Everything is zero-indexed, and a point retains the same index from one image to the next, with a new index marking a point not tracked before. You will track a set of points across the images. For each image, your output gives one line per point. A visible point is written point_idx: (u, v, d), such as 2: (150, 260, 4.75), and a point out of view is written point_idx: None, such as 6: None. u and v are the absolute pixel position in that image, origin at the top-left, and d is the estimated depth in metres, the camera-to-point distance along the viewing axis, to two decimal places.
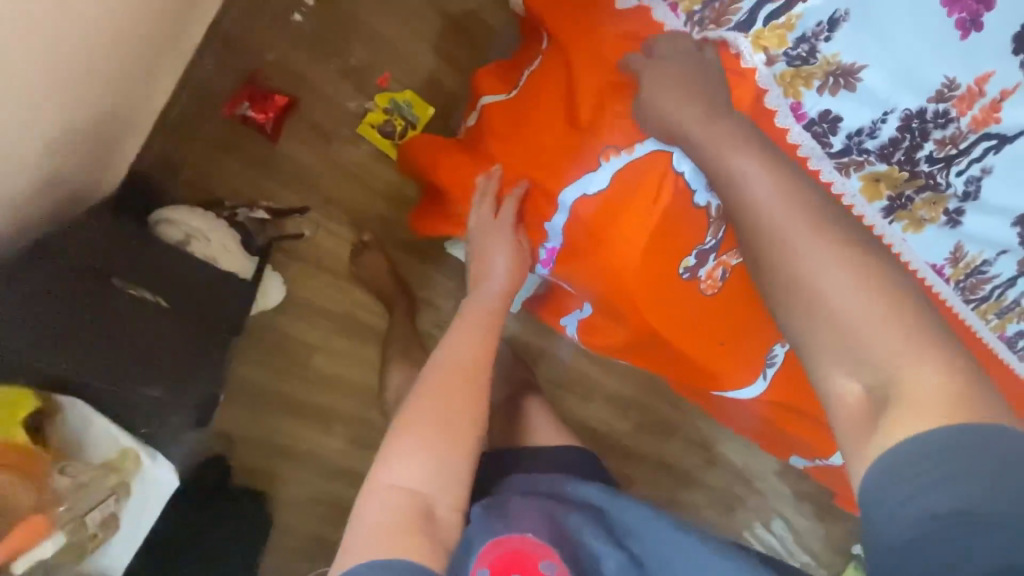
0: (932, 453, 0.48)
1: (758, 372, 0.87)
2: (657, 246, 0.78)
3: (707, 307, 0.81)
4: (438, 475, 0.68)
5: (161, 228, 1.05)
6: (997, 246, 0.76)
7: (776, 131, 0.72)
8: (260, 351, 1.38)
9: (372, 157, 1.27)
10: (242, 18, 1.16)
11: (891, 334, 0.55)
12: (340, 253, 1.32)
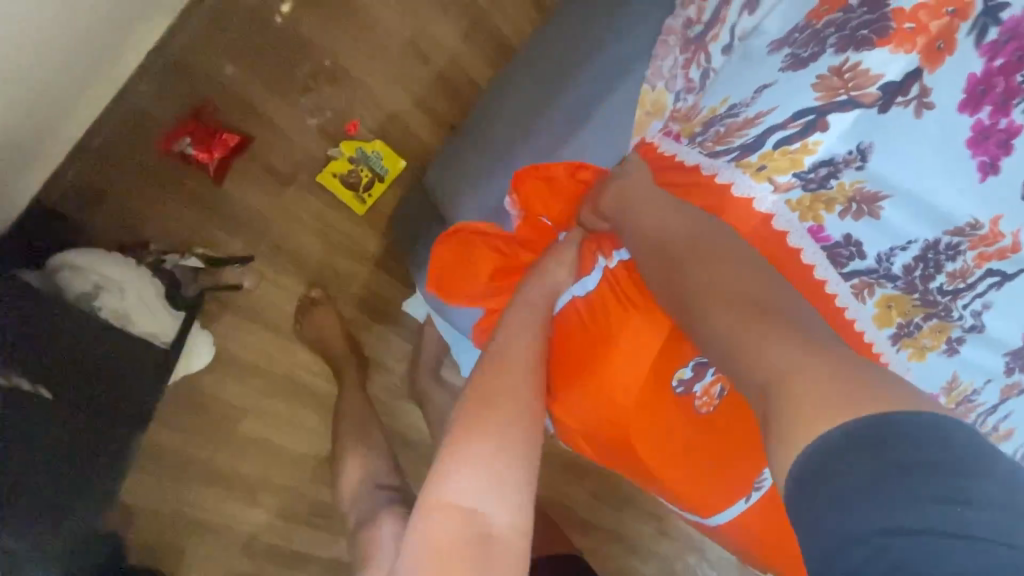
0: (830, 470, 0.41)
1: (744, 495, 0.71)
2: (663, 348, 0.66)
3: (700, 430, 0.68)
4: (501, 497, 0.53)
5: (65, 275, 0.88)
6: (984, 374, 0.70)
7: (818, 286, 0.62)
8: (177, 412, 1.19)
9: (331, 207, 1.14)
10: (192, 43, 1.01)
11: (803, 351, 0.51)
12: (283, 306, 1.17)
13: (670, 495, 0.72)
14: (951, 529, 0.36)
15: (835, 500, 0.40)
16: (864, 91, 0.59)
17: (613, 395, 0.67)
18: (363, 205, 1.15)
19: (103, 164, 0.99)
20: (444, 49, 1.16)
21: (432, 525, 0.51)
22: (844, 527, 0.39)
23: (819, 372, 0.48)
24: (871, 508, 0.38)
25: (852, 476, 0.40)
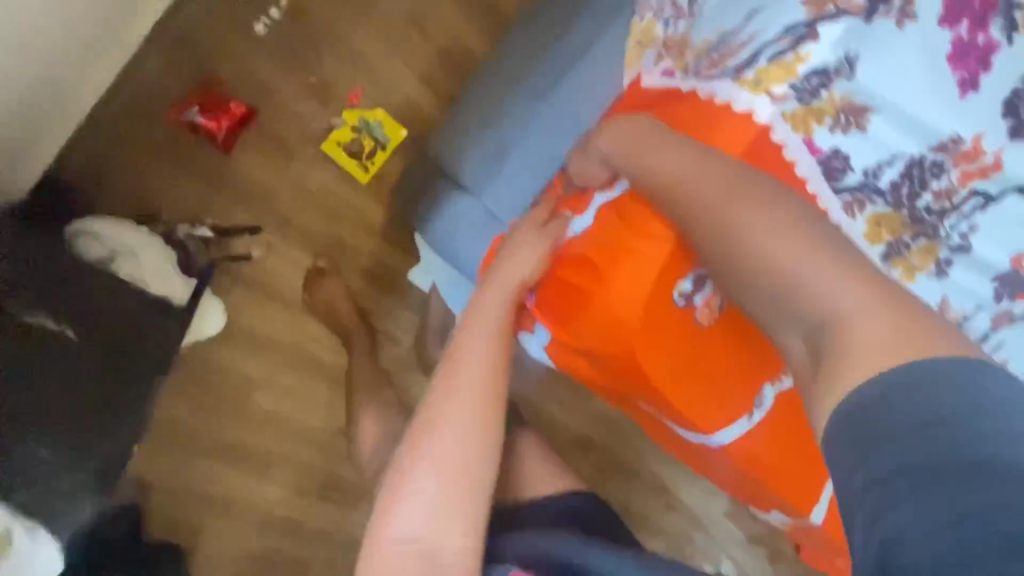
0: (872, 418, 0.45)
1: (744, 413, 0.74)
2: (665, 261, 0.68)
3: (696, 340, 0.70)
4: (445, 526, 0.58)
5: (81, 242, 0.92)
6: (975, 303, 0.66)
7: (807, 197, 0.66)
8: (191, 385, 1.22)
9: (335, 176, 1.16)
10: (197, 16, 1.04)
11: (843, 286, 0.54)
12: (292, 278, 1.19)
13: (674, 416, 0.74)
14: (952, 488, 0.39)
15: (865, 437, 0.44)
16: (851, 3, 0.66)
17: (616, 314, 0.69)
18: (366, 174, 1.17)
19: (111, 135, 1.02)
20: (443, 21, 1.18)
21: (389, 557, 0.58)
22: (864, 471, 0.43)
23: (879, 310, 0.52)
24: (890, 456, 0.42)
25: (885, 428, 0.43)
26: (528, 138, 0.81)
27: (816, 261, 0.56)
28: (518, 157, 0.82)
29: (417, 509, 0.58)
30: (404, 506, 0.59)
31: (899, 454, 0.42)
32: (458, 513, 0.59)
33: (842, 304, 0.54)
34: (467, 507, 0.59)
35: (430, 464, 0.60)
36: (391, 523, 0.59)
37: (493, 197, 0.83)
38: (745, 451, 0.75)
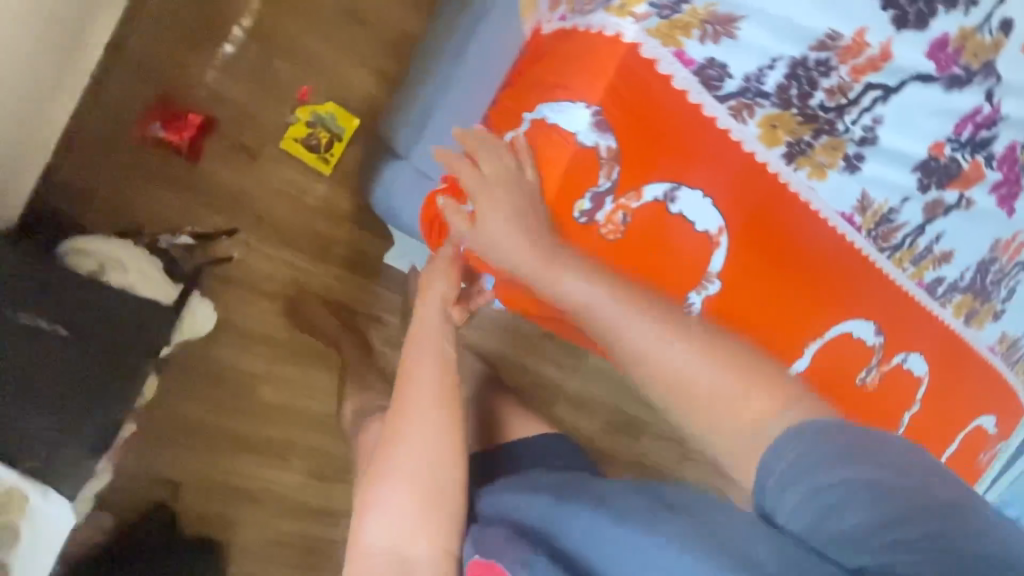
0: (800, 444, 0.51)
1: (674, 322, 0.80)
2: (562, 188, 0.72)
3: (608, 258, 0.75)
4: (413, 537, 0.62)
5: (72, 258, 1.00)
6: (902, 194, 0.84)
7: (689, 107, 0.72)
8: (201, 388, 1.29)
9: (300, 172, 1.23)
10: (147, 36, 1.11)
11: (691, 352, 0.60)
12: (277, 274, 1.28)
13: None
14: (871, 494, 0.47)
15: (801, 452, 0.50)
16: None
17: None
18: (328, 165, 1.23)
19: (87, 160, 1.09)
20: (377, 9, 1.24)
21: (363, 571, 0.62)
22: (796, 467, 0.50)
23: (732, 379, 0.58)
24: (826, 469, 0.49)
25: (823, 452, 0.50)
26: (445, 97, 0.88)
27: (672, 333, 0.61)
28: (437, 114, 0.87)
29: (385, 522, 0.63)
30: (371, 521, 0.64)
31: (832, 466, 0.48)
32: (426, 523, 0.62)
33: (701, 376, 0.59)
34: (435, 517, 0.62)
35: (388, 479, 0.65)
36: (361, 538, 0.64)
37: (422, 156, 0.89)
38: None
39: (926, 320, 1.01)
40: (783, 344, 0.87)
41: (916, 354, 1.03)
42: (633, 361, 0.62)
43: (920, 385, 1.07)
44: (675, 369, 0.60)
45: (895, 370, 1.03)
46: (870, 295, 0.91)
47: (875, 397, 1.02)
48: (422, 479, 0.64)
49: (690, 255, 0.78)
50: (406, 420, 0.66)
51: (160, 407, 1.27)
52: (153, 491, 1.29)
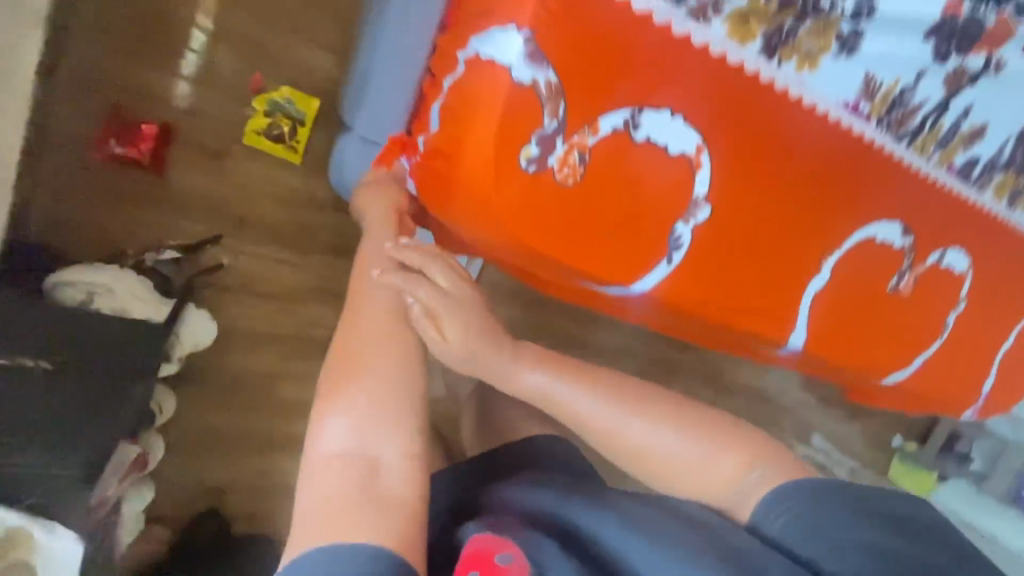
0: (790, 503, 0.68)
1: (662, 257, 0.75)
2: (502, 134, 0.64)
3: (569, 203, 0.68)
4: (379, 438, 0.64)
5: (60, 291, 0.99)
6: (915, 69, 0.80)
7: (637, 19, 0.66)
8: (221, 397, 1.30)
9: (271, 166, 1.19)
10: (84, 44, 1.02)
11: (653, 425, 0.78)
12: (271, 274, 1.27)
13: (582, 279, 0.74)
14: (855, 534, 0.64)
15: (801, 514, 0.67)
16: None
17: (481, 201, 0.66)
18: (297, 154, 1.19)
19: (57, 188, 1.04)
20: None
21: (323, 478, 0.61)
22: (792, 524, 0.66)
23: (697, 439, 0.77)
24: (822, 529, 0.65)
25: (820, 518, 0.66)
26: (375, 65, 0.85)
27: (640, 412, 0.79)
28: (378, 65, 0.84)
29: (346, 427, 0.64)
30: (332, 430, 0.64)
31: (825, 527, 0.65)
32: (390, 422, 0.65)
33: (666, 442, 0.77)
34: (398, 421, 0.65)
35: (348, 381, 0.66)
36: (317, 446, 0.64)
37: (367, 121, 0.88)
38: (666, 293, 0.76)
39: (960, 210, 0.94)
40: (792, 259, 0.83)
41: (956, 248, 0.96)
42: (623, 446, 0.78)
43: (963, 281, 0.99)
44: (645, 446, 0.78)
45: (933, 271, 0.95)
46: (879, 187, 0.86)
47: (910, 305, 0.96)
48: (384, 390, 0.66)
49: (663, 177, 0.72)
50: (363, 336, 0.69)
51: (189, 422, 1.28)
52: (201, 501, 1.33)
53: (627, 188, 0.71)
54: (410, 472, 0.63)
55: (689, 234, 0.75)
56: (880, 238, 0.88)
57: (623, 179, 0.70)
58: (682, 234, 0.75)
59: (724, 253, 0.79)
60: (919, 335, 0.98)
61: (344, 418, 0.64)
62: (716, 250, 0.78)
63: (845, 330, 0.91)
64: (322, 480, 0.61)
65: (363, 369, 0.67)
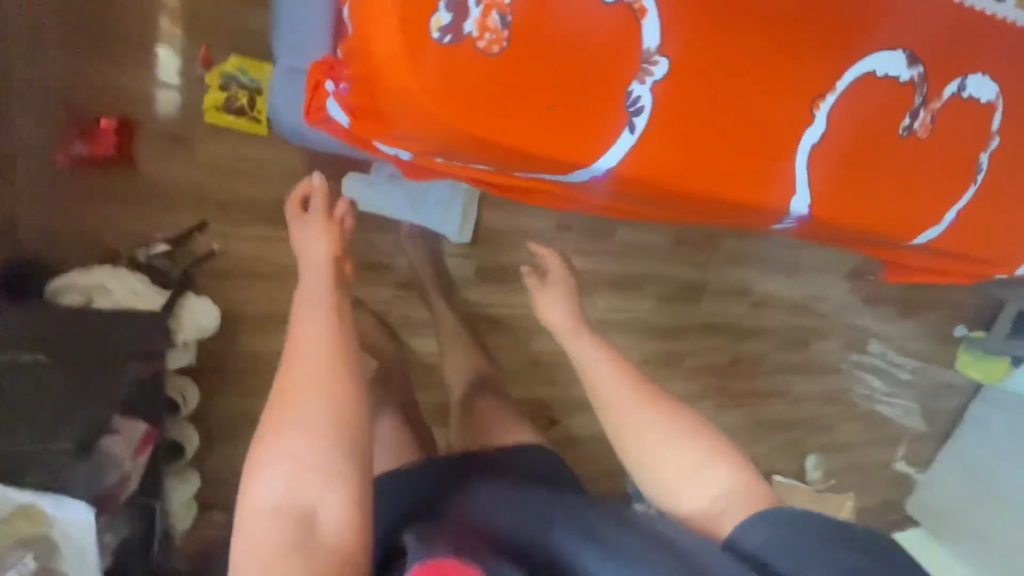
0: (773, 521, 0.70)
1: (624, 125, 0.75)
2: (406, 15, 0.63)
3: (503, 73, 0.68)
4: (315, 487, 0.63)
5: (61, 297, 1.02)
6: None
7: None
8: (245, 382, 1.33)
9: (239, 142, 1.17)
10: (25, 49, 1.01)
11: (662, 423, 0.84)
12: (264, 253, 1.26)
13: (536, 164, 0.73)
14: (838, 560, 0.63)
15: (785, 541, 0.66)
16: None
17: (414, 84, 0.64)
18: (262, 124, 1.16)
19: (35, 199, 1.05)
20: None
21: (258, 530, 0.61)
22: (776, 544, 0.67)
23: (693, 452, 0.81)
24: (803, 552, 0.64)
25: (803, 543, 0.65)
26: (284, 9, 0.83)
27: (647, 412, 0.85)
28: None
29: (282, 475, 0.64)
30: (268, 477, 0.64)
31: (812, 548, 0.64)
32: (323, 469, 0.65)
33: (671, 449, 0.81)
34: (334, 469, 0.65)
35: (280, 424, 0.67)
36: (252, 498, 0.63)
37: (290, 51, 0.83)
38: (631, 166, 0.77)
39: (979, 30, 0.95)
40: (771, 109, 0.84)
41: (977, 76, 0.97)
42: (621, 439, 0.86)
43: (994, 111, 1.00)
44: (646, 445, 0.83)
45: (954, 103, 0.96)
46: (859, 22, 0.87)
47: (931, 146, 0.96)
48: (320, 428, 0.66)
49: (592, 35, 0.71)
50: (297, 377, 0.70)
51: (218, 411, 1.31)
52: (245, 483, 1.38)
53: (557, 51, 0.70)
54: (346, 528, 0.63)
55: (647, 95, 0.76)
56: (883, 72, 0.89)
57: (547, 43, 0.70)
58: (639, 100, 0.75)
59: (691, 123, 0.79)
60: (925, 184, 0.97)
61: (278, 470, 0.64)
62: (687, 116, 0.79)
63: (843, 187, 0.91)
64: (256, 532, 0.61)
65: (298, 414, 0.67)
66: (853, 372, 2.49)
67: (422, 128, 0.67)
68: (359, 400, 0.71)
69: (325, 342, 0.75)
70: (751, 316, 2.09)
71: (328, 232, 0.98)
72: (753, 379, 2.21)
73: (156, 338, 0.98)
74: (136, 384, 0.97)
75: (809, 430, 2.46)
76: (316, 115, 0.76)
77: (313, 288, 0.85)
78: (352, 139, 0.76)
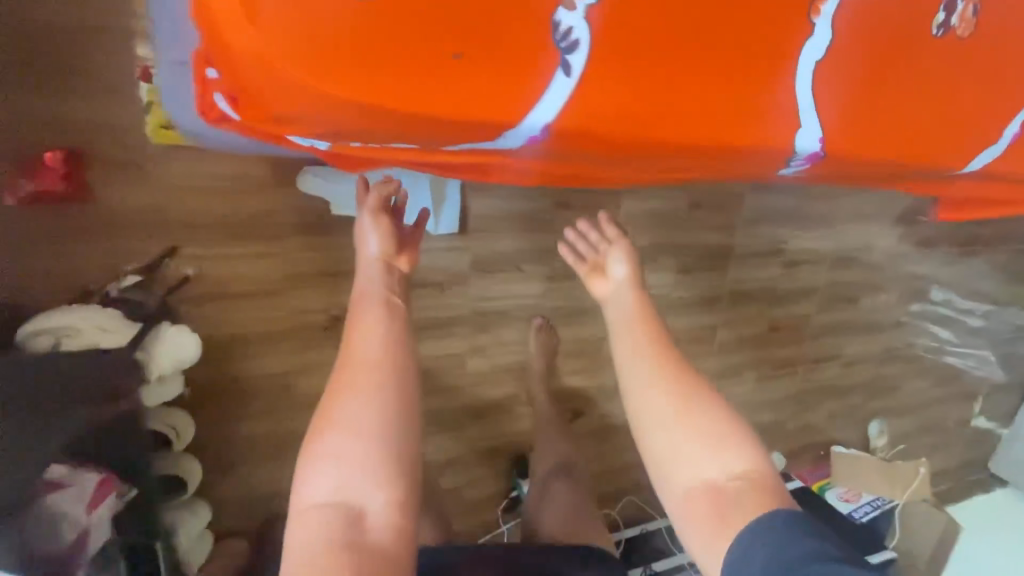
0: (767, 534, 0.65)
1: (558, 66, 0.63)
2: None
3: (387, 24, 0.56)
4: (359, 487, 0.67)
5: (32, 341, 0.95)
6: None
7: None
8: (244, 406, 1.30)
9: (196, 159, 1.10)
10: None
11: (683, 410, 0.78)
12: (241, 272, 1.20)
13: (454, 129, 0.63)
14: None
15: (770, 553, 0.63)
16: None
17: (274, 55, 0.54)
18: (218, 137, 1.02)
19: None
20: None
21: (307, 522, 0.66)
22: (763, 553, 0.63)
23: (714, 451, 0.75)
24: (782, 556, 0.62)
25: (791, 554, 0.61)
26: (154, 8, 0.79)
27: (680, 389, 0.80)
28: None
29: (328, 475, 0.68)
30: (313, 472, 0.68)
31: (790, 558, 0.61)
32: (366, 470, 0.68)
33: (688, 440, 0.76)
34: (381, 466, 0.69)
35: (335, 423, 0.70)
36: (304, 492, 0.68)
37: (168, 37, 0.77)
38: (573, 117, 0.65)
39: None
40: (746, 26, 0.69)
41: None
42: (638, 419, 0.80)
43: None
44: (660, 428, 0.78)
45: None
46: None
47: (968, 52, 0.81)
48: (362, 432, 0.69)
49: None
50: (347, 378, 0.73)
51: (221, 439, 1.29)
52: (264, 505, 1.38)
53: None
54: (389, 522, 0.67)
55: (581, 27, 0.63)
56: None
57: None
58: (575, 31, 0.63)
59: (656, 55, 0.66)
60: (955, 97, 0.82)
61: (324, 467, 0.68)
62: (654, 48, 0.66)
63: (857, 111, 0.77)
64: (308, 522, 0.66)
65: (345, 415, 0.70)
66: (915, 325, 2.24)
67: (303, 107, 0.58)
68: (413, 405, 0.73)
69: (373, 346, 0.76)
70: (785, 278, 1.90)
71: (379, 229, 0.92)
72: (797, 344, 2.02)
73: (109, 376, 0.94)
74: (98, 424, 0.94)
75: (869, 394, 2.24)
76: (209, 112, 0.69)
77: (369, 287, 0.84)
78: (254, 133, 0.68)
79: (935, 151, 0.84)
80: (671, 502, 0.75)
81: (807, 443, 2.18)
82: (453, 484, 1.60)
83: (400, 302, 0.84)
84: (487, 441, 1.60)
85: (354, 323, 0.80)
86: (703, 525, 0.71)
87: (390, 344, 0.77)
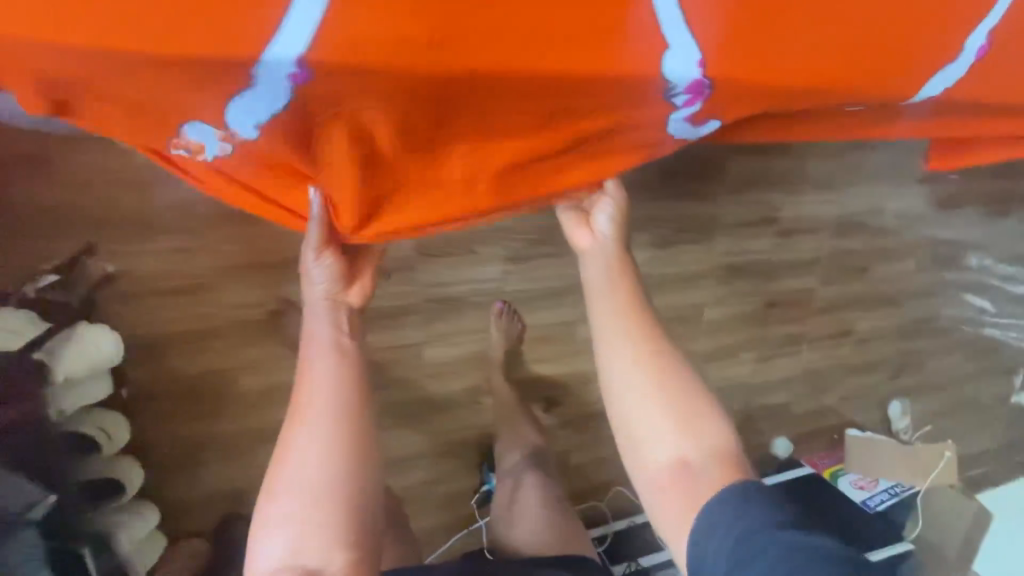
0: (735, 518, 0.61)
1: None
2: None
3: None
4: (313, 559, 0.63)
5: None
6: None
7: None
8: (185, 406, 1.25)
9: (103, 149, 1.05)
10: None
11: (663, 399, 0.70)
12: (165, 267, 1.15)
13: (171, 73, 0.46)
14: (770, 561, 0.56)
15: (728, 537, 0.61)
16: None
17: None
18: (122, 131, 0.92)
19: None
20: None
21: None
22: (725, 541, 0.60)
23: (692, 440, 0.69)
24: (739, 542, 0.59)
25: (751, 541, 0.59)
26: None
27: (657, 376, 0.71)
28: None
29: (280, 548, 0.64)
30: (266, 540, 0.64)
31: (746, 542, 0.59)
32: (318, 543, 0.63)
33: (664, 426, 0.70)
34: (337, 538, 0.64)
35: (283, 482, 0.65)
36: (257, 564, 0.65)
37: None
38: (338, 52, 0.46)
39: None
40: None
41: None
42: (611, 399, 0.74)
43: None
44: (636, 413, 0.71)
45: None
46: None
47: None
48: (314, 503, 0.64)
49: None
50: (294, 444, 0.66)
51: (164, 440, 1.25)
52: (218, 506, 1.34)
53: None
54: None
55: None
56: None
57: None
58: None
59: None
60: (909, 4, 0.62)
61: (277, 536, 0.64)
62: None
63: (763, 34, 0.58)
64: None
65: (294, 480, 0.65)
66: (938, 296, 2.02)
67: None
68: (366, 465, 0.67)
69: (320, 404, 0.68)
70: (780, 250, 1.74)
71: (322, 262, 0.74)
72: (800, 321, 1.85)
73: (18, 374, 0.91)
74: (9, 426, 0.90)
75: (886, 372, 2.04)
76: None
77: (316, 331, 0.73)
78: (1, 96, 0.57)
79: (881, 75, 0.65)
80: (642, 481, 0.71)
81: (816, 428, 2.01)
82: (419, 481, 1.53)
83: (352, 342, 0.74)
84: (455, 434, 1.53)
85: (301, 373, 0.71)
86: (672, 508, 0.67)
87: (342, 395, 0.69)
